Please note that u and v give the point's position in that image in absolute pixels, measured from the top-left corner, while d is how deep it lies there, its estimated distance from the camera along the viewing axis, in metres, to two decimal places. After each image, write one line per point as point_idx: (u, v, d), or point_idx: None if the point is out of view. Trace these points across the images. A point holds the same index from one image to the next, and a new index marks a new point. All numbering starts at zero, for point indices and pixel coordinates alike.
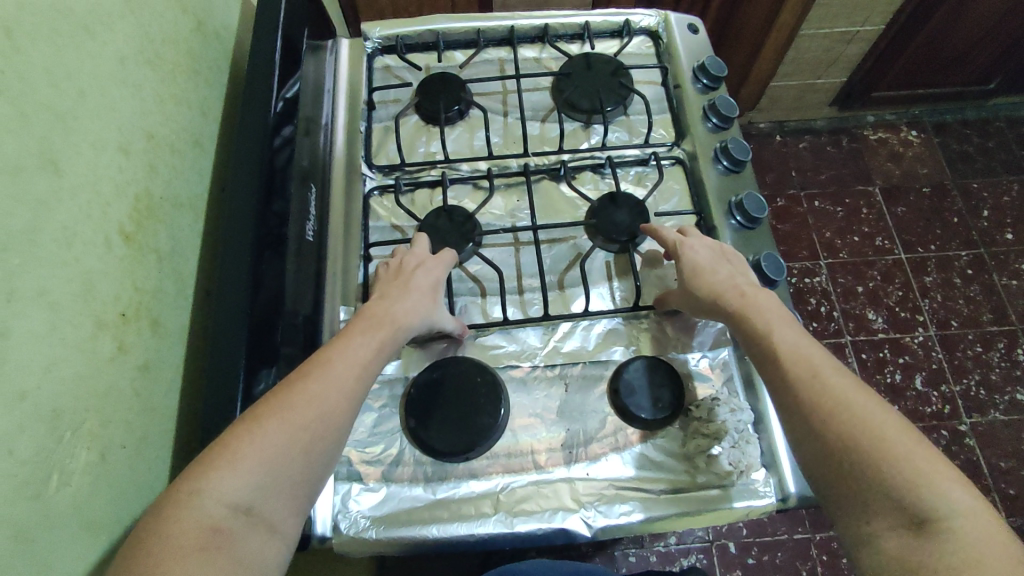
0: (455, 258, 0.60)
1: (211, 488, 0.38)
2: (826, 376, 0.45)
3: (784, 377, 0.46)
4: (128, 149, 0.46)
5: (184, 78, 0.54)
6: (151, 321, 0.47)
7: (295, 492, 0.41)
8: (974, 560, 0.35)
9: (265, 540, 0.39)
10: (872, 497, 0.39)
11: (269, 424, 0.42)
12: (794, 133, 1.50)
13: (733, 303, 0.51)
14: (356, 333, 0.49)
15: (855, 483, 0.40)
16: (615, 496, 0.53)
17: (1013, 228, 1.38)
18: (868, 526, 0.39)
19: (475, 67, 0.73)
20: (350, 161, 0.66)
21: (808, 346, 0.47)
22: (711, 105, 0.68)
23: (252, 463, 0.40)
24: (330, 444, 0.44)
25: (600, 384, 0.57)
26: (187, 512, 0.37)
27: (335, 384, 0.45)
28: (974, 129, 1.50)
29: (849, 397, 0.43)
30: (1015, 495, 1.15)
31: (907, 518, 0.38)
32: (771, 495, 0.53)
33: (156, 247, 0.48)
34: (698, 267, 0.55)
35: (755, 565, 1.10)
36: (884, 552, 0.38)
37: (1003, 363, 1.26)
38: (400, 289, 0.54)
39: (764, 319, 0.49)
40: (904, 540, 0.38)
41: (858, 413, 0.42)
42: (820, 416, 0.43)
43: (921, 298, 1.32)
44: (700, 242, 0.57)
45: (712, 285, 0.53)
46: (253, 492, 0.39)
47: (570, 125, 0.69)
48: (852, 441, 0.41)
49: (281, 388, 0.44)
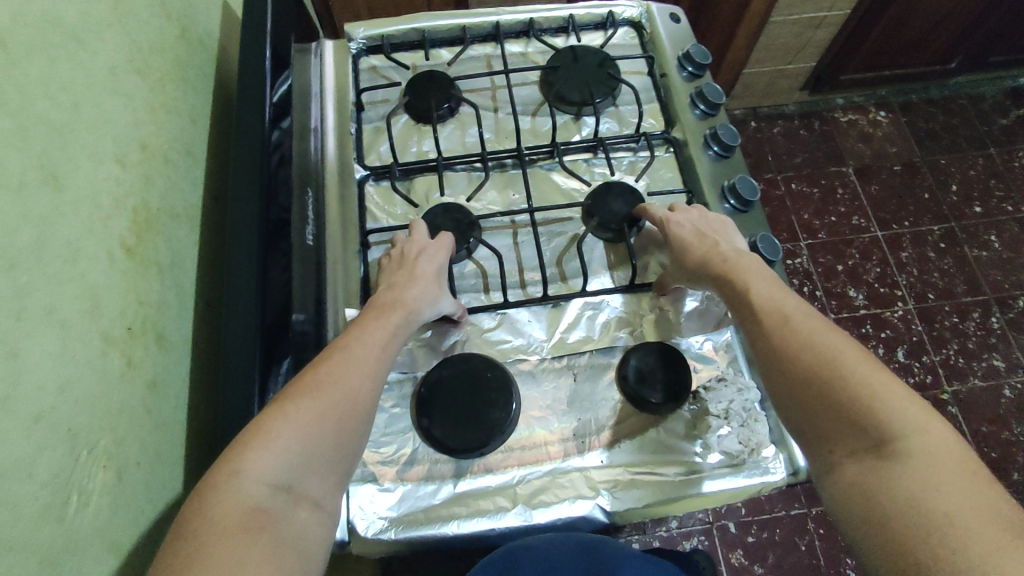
0: (453, 238, 0.59)
1: (249, 468, 0.37)
2: (795, 322, 0.46)
3: (759, 328, 0.47)
4: (124, 160, 0.45)
5: (173, 87, 0.53)
6: (156, 335, 0.46)
7: (332, 468, 0.41)
8: (933, 477, 0.36)
9: (307, 518, 0.39)
10: (834, 428, 0.41)
11: (301, 403, 0.41)
12: (768, 118, 1.53)
13: (715, 271, 0.53)
14: (370, 319, 0.49)
15: (818, 415, 0.42)
16: (630, 481, 0.53)
17: (981, 201, 1.43)
18: (833, 455, 0.41)
19: (462, 64, 0.73)
20: (342, 166, 0.65)
21: (784, 297, 0.49)
22: (698, 93, 0.69)
23: (289, 440, 0.39)
24: (359, 422, 0.43)
25: (609, 372, 0.58)
26: (227, 493, 0.36)
27: (356, 365, 0.45)
28: (939, 107, 1.54)
29: (816, 338, 0.44)
30: (996, 458, 1.19)
31: (869, 443, 0.39)
32: (782, 471, 0.55)
33: (157, 258, 0.47)
34: (685, 240, 0.57)
35: (754, 543, 1.12)
36: (846, 479, 0.40)
37: (979, 331, 1.30)
38: (405, 276, 0.54)
39: (744, 277, 0.51)
40: (864, 464, 0.39)
41: (825, 350, 0.43)
42: (786, 358, 0.44)
43: (898, 274, 1.36)
44: (684, 217, 0.59)
45: (697, 256, 0.55)
46: (292, 470, 0.39)
47: (561, 118, 0.69)
48: (814, 377, 0.42)
49: (304, 372, 0.44)
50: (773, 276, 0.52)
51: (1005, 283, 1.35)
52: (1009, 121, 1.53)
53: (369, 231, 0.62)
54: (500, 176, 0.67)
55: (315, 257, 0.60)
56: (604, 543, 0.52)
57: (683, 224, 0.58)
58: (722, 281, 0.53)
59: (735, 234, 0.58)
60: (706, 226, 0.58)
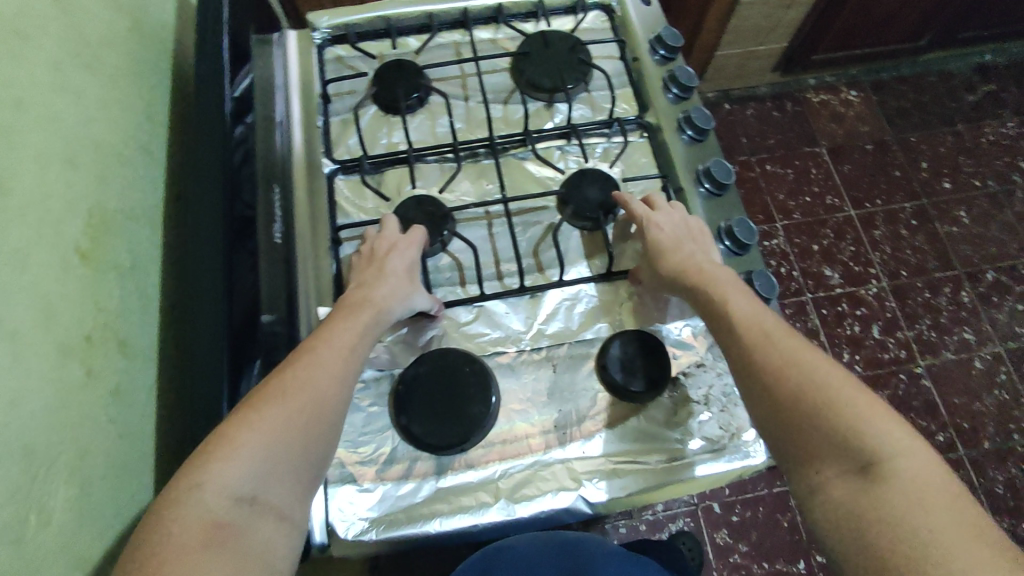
0: (426, 233, 0.58)
1: (211, 479, 0.36)
2: (776, 339, 0.46)
3: (738, 343, 0.47)
4: (76, 160, 0.43)
5: (128, 82, 0.51)
6: (118, 342, 0.45)
7: (299, 476, 0.40)
8: (920, 497, 0.37)
9: (273, 529, 0.38)
10: (819, 449, 0.41)
11: (266, 409, 0.40)
12: (741, 100, 1.53)
13: (691, 280, 0.53)
14: (340, 319, 0.48)
15: (800, 435, 0.42)
16: (612, 470, 0.53)
17: (950, 177, 1.46)
18: (819, 476, 0.41)
19: (430, 52, 0.71)
20: (310, 160, 0.63)
21: (763, 312, 0.49)
22: (670, 76, 0.68)
23: (254, 449, 0.38)
24: (327, 427, 0.42)
25: (588, 362, 0.58)
26: (187, 507, 0.35)
27: (324, 368, 0.44)
28: (908, 85, 1.56)
29: (796, 356, 0.45)
30: (968, 428, 1.23)
31: (855, 465, 0.39)
32: (762, 454, 0.55)
33: (116, 262, 0.46)
34: (661, 245, 0.56)
35: (738, 522, 1.14)
36: (831, 500, 0.39)
37: (950, 306, 1.33)
38: (375, 274, 0.53)
39: (720, 289, 0.51)
40: (850, 486, 0.39)
41: (808, 371, 0.43)
42: (769, 376, 0.44)
43: (873, 252, 1.38)
44: (661, 218, 0.58)
45: (673, 264, 0.54)
46: (256, 480, 0.38)
47: (533, 106, 0.68)
48: (800, 397, 0.42)
49: (271, 376, 0.43)
50: (747, 289, 0.52)
51: (975, 258, 1.38)
52: (977, 98, 1.55)
53: (340, 226, 0.61)
54: (473, 166, 0.65)
55: (285, 255, 0.58)
56: (589, 543, 0.57)
57: (662, 226, 0.57)
58: (694, 294, 0.52)
59: (709, 242, 0.58)
60: (683, 231, 0.57)
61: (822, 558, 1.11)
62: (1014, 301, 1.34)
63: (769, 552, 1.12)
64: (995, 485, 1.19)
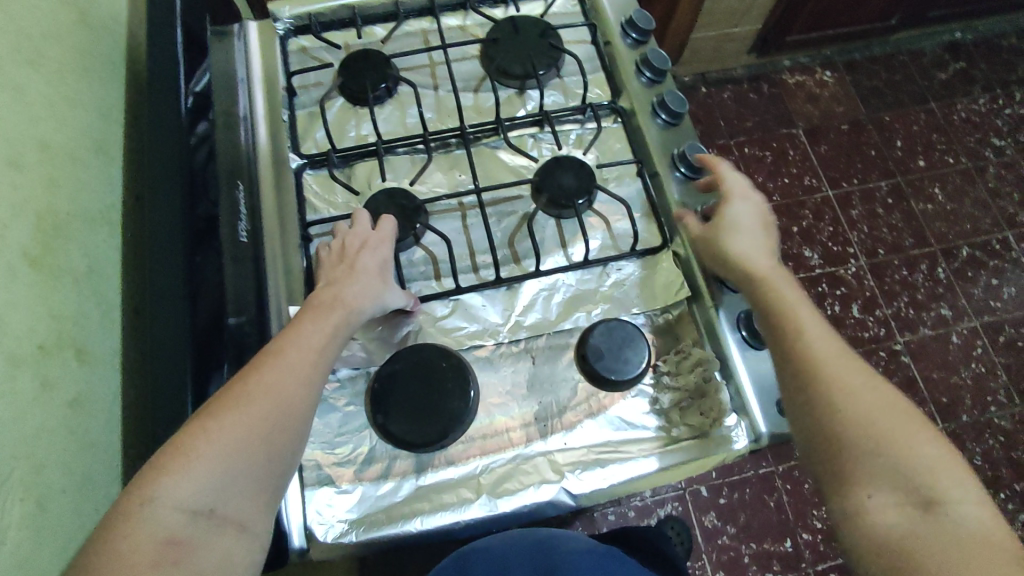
0: (396, 223, 0.56)
1: (164, 494, 0.36)
2: (846, 360, 0.46)
3: (805, 354, 0.46)
4: (19, 163, 0.41)
5: (78, 78, 0.49)
6: (75, 350, 0.43)
7: (261, 486, 0.40)
8: (980, 537, 0.38)
9: (232, 541, 0.38)
10: (878, 473, 0.41)
11: (225, 419, 0.40)
12: (718, 83, 1.52)
13: (758, 273, 0.52)
14: (308, 320, 0.47)
15: (858, 458, 0.42)
16: (594, 461, 0.53)
17: (924, 155, 1.47)
18: (871, 500, 0.41)
19: (397, 40, 0.69)
20: (275, 151, 0.62)
21: (832, 332, 0.49)
22: (643, 60, 0.67)
23: (210, 461, 0.38)
24: (291, 435, 0.42)
25: (567, 353, 0.57)
26: (139, 524, 0.35)
27: (289, 374, 0.43)
28: (881, 64, 1.57)
29: (864, 379, 0.45)
30: (947, 402, 1.25)
31: (914, 496, 0.40)
32: (743, 439, 0.54)
33: (69, 267, 0.44)
34: (739, 224, 0.55)
35: (725, 505, 1.15)
36: (884, 526, 0.40)
37: (927, 282, 1.35)
38: (345, 272, 0.52)
39: (792, 293, 0.50)
40: (907, 515, 0.40)
41: (878, 398, 0.44)
42: (838, 395, 0.44)
43: (850, 231, 1.39)
44: (743, 202, 0.57)
45: (746, 252, 0.53)
46: (213, 492, 0.37)
47: (505, 93, 0.67)
48: (868, 421, 0.43)
49: (233, 381, 0.42)
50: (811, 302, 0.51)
51: (950, 234, 1.40)
52: (948, 75, 1.57)
53: (310, 223, 0.60)
54: (444, 156, 0.64)
55: (253, 253, 0.55)
56: (564, 539, 0.57)
57: (748, 206, 0.57)
58: (746, 282, 0.52)
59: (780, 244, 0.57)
60: (761, 223, 0.56)
61: (808, 536, 1.13)
62: (988, 275, 1.36)
63: (756, 533, 1.13)
64: (974, 458, 1.21)
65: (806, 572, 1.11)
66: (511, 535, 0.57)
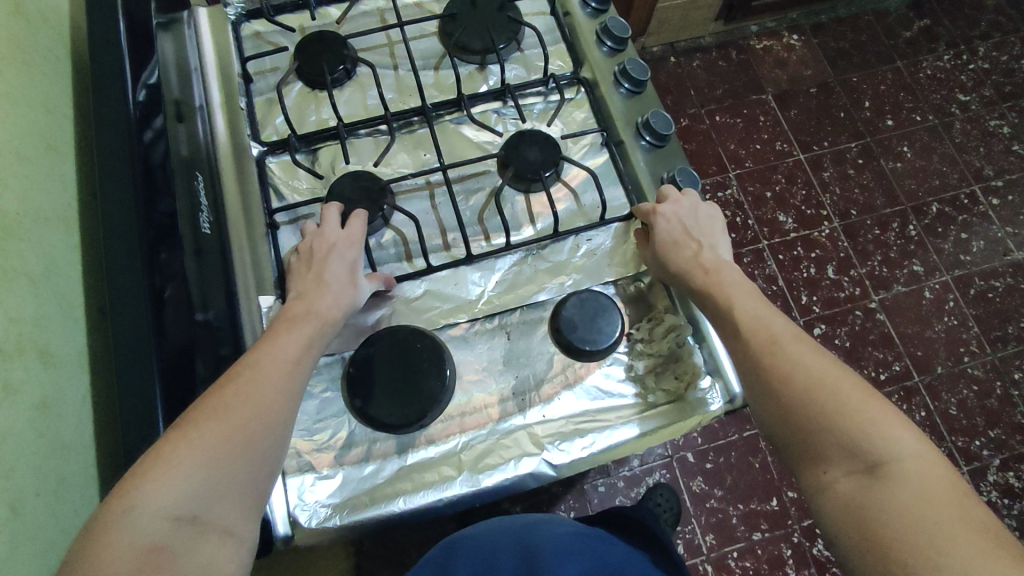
0: (366, 220, 0.56)
1: (146, 502, 0.36)
2: (782, 343, 0.47)
3: (746, 348, 0.48)
4: None
5: (16, 72, 0.47)
6: (38, 352, 0.42)
7: (242, 493, 0.40)
8: (926, 492, 0.38)
9: (216, 548, 0.38)
10: (827, 450, 0.42)
11: (205, 427, 0.40)
12: (686, 53, 1.52)
13: (698, 284, 0.52)
14: (283, 331, 0.47)
15: (806, 438, 0.43)
16: (573, 431, 0.53)
17: (892, 114, 1.48)
18: (827, 475, 0.42)
19: (353, 21, 0.68)
20: (236, 146, 0.60)
21: (770, 316, 0.49)
22: (603, 29, 0.66)
23: (191, 468, 0.38)
24: (272, 442, 0.42)
25: (542, 326, 0.57)
26: (120, 533, 0.35)
27: (267, 383, 0.43)
28: (847, 25, 1.57)
29: (804, 357, 0.46)
30: (922, 356, 1.28)
31: (863, 464, 0.41)
32: (718, 401, 0.55)
33: (26, 269, 0.43)
34: (673, 241, 0.55)
35: (712, 468, 1.17)
36: (842, 498, 0.41)
37: (899, 241, 1.37)
38: (313, 283, 0.51)
39: (728, 296, 0.51)
40: (857, 482, 0.41)
41: (817, 374, 0.44)
42: (779, 384, 0.45)
43: (823, 194, 1.40)
44: (671, 211, 0.56)
45: (678, 264, 0.54)
46: (195, 500, 0.37)
47: (465, 69, 0.66)
48: (807, 399, 0.43)
49: (211, 390, 0.42)
50: (751, 288, 0.52)
51: (920, 191, 1.42)
52: (913, 34, 1.57)
53: (275, 211, 0.59)
54: (408, 134, 0.63)
55: (219, 247, 0.55)
56: (545, 522, 0.59)
57: (671, 218, 0.56)
58: (708, 299, 0.51)
59: (721, 234, 0.56)
60: (692, 223, 0.56)
61: (793, 494, 1.15)
62: (957, 230, 1.39)
63: (744, 493, 1.16)
64: (949, 408, 1.24)
65: (793, 528, 1.13)
66: (495, 521, 0.59)
